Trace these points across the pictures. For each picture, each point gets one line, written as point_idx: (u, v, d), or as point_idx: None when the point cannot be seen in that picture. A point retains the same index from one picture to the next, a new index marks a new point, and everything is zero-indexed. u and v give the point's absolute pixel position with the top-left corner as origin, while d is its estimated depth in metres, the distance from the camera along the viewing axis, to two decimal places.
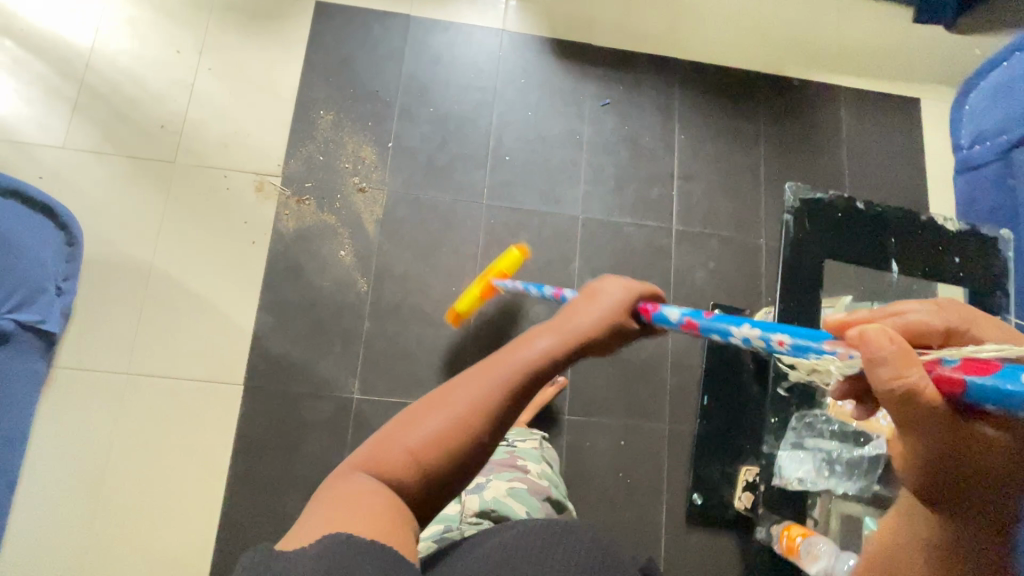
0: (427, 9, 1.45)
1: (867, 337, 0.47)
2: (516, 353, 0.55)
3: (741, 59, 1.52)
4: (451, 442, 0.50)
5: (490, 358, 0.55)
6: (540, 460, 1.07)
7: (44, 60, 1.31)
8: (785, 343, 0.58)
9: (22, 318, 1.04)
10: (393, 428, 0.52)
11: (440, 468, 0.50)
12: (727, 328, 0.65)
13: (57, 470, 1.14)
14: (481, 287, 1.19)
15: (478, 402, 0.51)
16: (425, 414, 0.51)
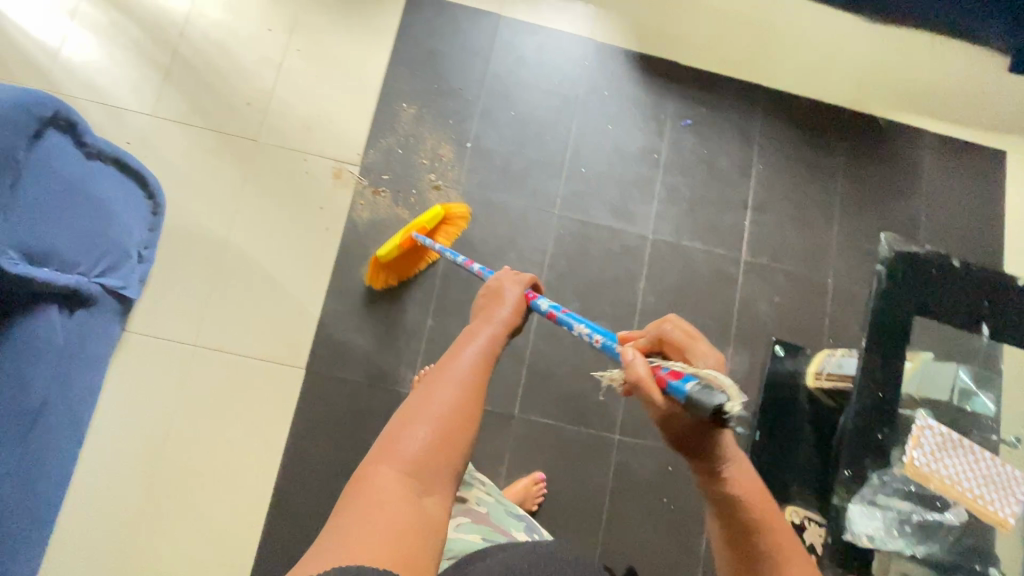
0: (518, 11, 1.44)
1: (624, 359, 0.66)
2: (471, 344, 0.63)
3: (828, 92, 1.49)
4: (459, 426, 0.56)
5: (454, 350, 0.61)
6: (474, 485, 1.05)
7: (140, 24, 1.32)
8: (598, 343, 0.80)
9: (106, 283, 1.07)
10: (394, 428, 0.55)
11: (454, 451, 0.55)
12: (573, 322, 0.84)
13: (121, 433, 1.17)
14: (401, 237, 1.21)
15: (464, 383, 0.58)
16: (424, 409, 0.56)
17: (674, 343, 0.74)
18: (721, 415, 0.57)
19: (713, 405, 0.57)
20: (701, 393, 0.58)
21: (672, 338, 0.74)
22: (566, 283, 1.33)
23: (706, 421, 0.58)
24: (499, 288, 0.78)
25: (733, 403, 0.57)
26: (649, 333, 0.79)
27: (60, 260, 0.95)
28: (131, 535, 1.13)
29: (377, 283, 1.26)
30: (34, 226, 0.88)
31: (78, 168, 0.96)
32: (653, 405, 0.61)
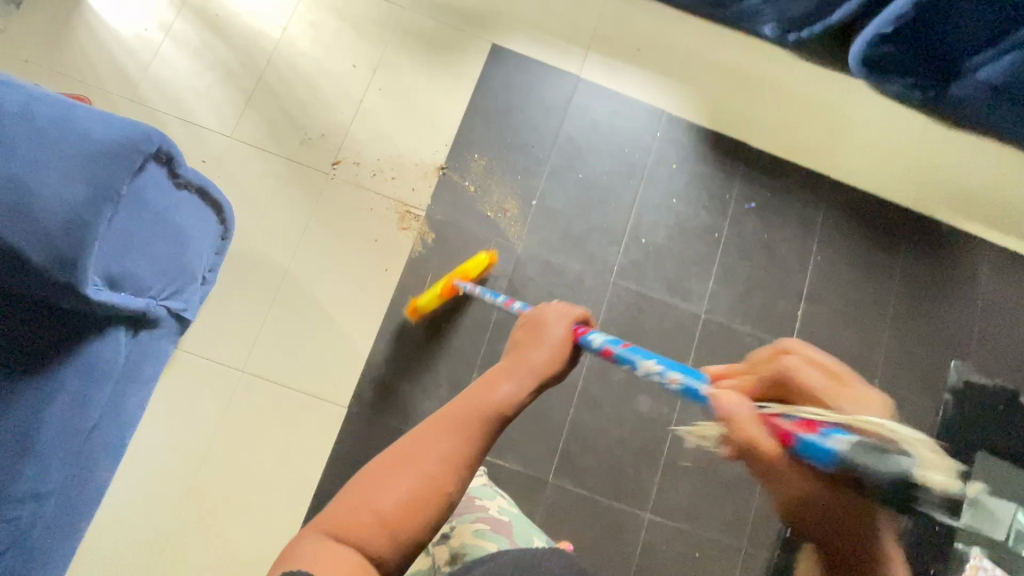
0: (596, 76, 1.45)
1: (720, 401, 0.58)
2: (481, 402, 0.62)
3: (893, 191, 1.49)
4: (425, 499, 0.55)
5: (461, 404, 0.62)
6: (496, 495, 0.99)
7: (231, 47, 1.34)
8: (677, 383, 0.68)
9: (172, 305, 1.08)
10: (369, 481, 0.56)
11: (419, 522, 0.55)
12: (638, 359, 0.74)
13: (159, 451, 1.17)
14: (442, 285, 1.23)
15: (454, 452, 0.58)
16: (405, 466, 0.56)
17: (799, 390, 0.60)
18: (908, 491, 0.47)
19: (903, 475, 0.47)
20: (879, 458, 0.48)
21: (804, 378, 0.60)
22: None
23: (870, 493, 0.48)
24: (541, 318, 0.75)
25: (921, 473, 0.47)
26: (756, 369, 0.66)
27: (139, 285, 0.96)
28: (153, 557, 1.12)
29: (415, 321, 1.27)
30: (122, 255, 0.90)
31: (170, 198, 0.98)
32: (772, 463, 0.52)
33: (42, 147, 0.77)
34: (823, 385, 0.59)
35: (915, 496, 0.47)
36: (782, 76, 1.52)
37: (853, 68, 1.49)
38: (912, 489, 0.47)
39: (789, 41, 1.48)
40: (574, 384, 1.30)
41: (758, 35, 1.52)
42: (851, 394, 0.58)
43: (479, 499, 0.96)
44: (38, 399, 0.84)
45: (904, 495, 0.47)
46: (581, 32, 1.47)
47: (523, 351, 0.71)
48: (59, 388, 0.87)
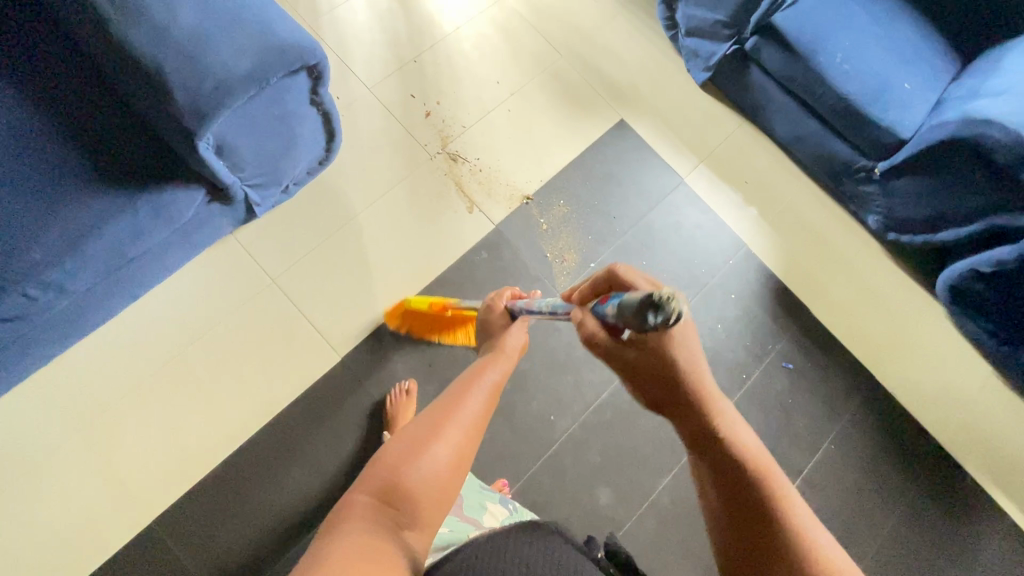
0: (698, 187, 1.53)
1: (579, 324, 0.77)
2: (472, 394, 0.84)
3: (933, 421, 1.44)
4: (450, 466, 0.75)
5: (453, 400, 0.84)
6: None
7: (408, 21, 1.50)
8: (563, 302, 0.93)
9: (250, 194, 1.15)
10: (395, 457, 0.74)
11: (441, 483, 0.73)
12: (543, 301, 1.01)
13: (167, 311, 1.22)
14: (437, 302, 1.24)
15: (466, 423, 0.80)
16: (430, 440, 0.75)
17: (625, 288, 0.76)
18: (652, 308, 0.61)
19: (643, 296, 0.62)
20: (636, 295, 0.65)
21: (629, 279, 0.76)
22: (599, 433, 1.31)
23: (634, 325, 0.65)
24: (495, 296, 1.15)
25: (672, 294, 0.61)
26: (596, 280, 0.82)
27: (235, 161, 1.05)
28: (111, 397, 1.16)
29: (392, 319, 1.29)
30: (237, 132, 1.00)
31: (300, 107, 1.08)
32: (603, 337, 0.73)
33: (231, 22, 0.92)
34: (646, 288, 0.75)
35: (655, 307, 0.60)
36: (867, 268, 1.54)
37: (937, 289, 1.49)
38: (656, 303, 0.60)
39: (889, 238, 1.51)
40: (549, 443, 1.29)
41: (861, 221, 1.56)
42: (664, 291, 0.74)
43: None
44: (108, 209, 0.95)
45: (648, 310, 0.61)
46: (703, 144, 1.56)
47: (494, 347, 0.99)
48: (130, 211, 0.97)
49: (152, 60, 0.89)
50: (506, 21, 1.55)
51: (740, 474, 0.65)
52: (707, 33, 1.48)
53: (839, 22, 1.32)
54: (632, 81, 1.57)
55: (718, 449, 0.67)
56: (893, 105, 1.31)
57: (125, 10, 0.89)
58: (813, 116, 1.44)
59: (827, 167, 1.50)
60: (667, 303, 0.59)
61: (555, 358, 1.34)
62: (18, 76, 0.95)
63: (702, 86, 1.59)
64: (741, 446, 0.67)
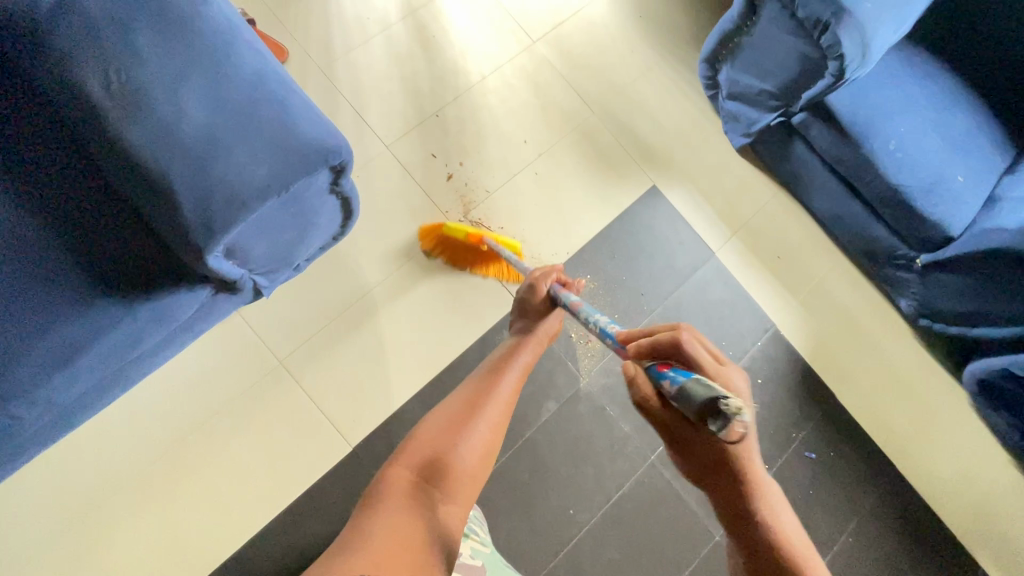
0: (730, 261, 1.46)
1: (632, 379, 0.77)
2: (501, 382, 0.88)
3: (954, 515, 1.42)
4: (483, 446, 0.79)
5: (485, 382, 0.88)
6: None
7: (430, 71, 1.38)
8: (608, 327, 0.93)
9: (258, 279, 1.03)
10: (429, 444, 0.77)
11: (475, 461, 0.77)
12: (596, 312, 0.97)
13: (167, 395, 1.14)
14: (475, 232, 1.22)
15: (495, 411, 0.83)
16: (466, 425, 0.80)
17: (688, 360, 0.71)
18: (715, 415, 0.62)
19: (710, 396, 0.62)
20: (706, 386, 0.63)
21: (692, 352, 0.71)
22: (618, 527, 1.27)
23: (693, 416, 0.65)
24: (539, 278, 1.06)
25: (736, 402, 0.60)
26: (660, 340, 0.75)
27: (244, 255, 0.93)
28: (104, 492, 1.08)
29: (427, 240, 1.28)
30: (250, 231, 0.88)
31: (318, 196, 0.96)
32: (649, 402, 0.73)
33: (248, 122, 0.81)
34: (704, 357, 0.71)
35: (716, 417, 0.61)
36: (895, 351, 1.49)
37: (966, 380, 1.44)
38: (721, 411, 0.61)
39: (921, 323, 1.46)
40: (567, 539, 1.24)
41: (893, 301, 1.51)
42: (727, 374, 0.70)
43: None
44: (106, 319, 0.85)
45: (709, 414, 0.62)
46: (736, 215, 1.48)
47: (526, 328, 1.01)
48: (130, 318, 0.87)
49: (158, 162, 0.78)
50: (536, 72, 1.44)
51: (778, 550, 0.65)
52: (750, 100, 1.39)
53: (895, 107, 1.24)
54: (666, 142, 1.48)
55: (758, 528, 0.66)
56: (944, 200, 1.23)
57: (128, 103, 0.78)
58: (856, 198, 1.37)
59: (864, 248, 1.44)
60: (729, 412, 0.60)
61: (576, 449, 1.28)
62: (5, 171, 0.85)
63: (739, 150, 1.51)
64: (782, 525, 0.67)
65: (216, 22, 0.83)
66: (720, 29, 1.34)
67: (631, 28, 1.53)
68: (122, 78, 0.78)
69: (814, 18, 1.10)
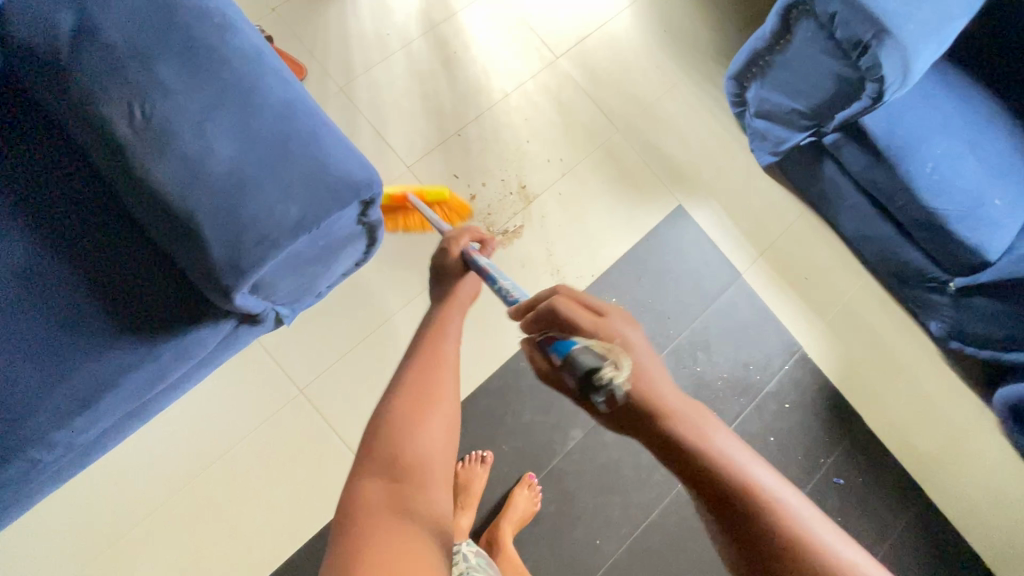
0: (755, 282, 1.42)
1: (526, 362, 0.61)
2: (441, 333, 0.75)
3: (984, 542, 1.38)
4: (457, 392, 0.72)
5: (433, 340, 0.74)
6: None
7: (452, 89, 1.35)
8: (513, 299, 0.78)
9: (280, 309, 0.99)
10: (394, 432, 0.65)
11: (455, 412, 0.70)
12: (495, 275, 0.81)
13: (185, 424, 1.11)
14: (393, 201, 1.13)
15: (453, 376, 0.72)
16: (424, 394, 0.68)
17: (567, 325, 0.57)
18: (594, 387, 0.53)
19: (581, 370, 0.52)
20: (583, 354, 0.53)
21: (569, 315, 0.57)
22: (646, 559, 1.23)
23: (575, 390, 0.54)
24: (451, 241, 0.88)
25: (607, 368, 0.52)
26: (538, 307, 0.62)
27: (267, 289, 0.89)
28: (121, 528, 1.05)
29: None
30: (277, 266, 0.84)
31: (345, 229, 0.92)
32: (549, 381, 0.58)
33: (278, 157, 0.78)
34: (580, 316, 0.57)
35: (596, 389, 0.53)
36: (926, 374, 1.46)
37: (995, 404, 1.41)
38: (597, 384, 0.52)
39: (951, 346, 1.43)
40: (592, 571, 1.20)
41: (922, 323, 1.48)
42: (610, 327, 0.56)
43: None
44: (127, 361, 0.81)
45: (589, 389, 0.53)
46: (761, 235, 1.45)
47: (442, 295, 0.83)
48: (153, 359, 0.83)
49: (183, 200, 0.74)
50: (559, 89, 1.41)
51: (707, 470, 0.49)
52: (780, 119, 1.36)
53: (932, 129, 1.21)
54: (692, 161, 1.45)
55: (676, 446, 0.50)
56: (982, 223, 1.19)
57: (152, 138, 0.75)
58: (888, 220, 1.34)
59: (895, 270, 1.41)
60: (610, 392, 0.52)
61: (601, 478, 1.25)
62: (29, 208, 0.82)
63: (765, 168, 1.49)
64: (720, 452, 0.50)
65: (245, 52, 0.80)
66: (750, 47, 1.30)
67: (655, 43, 1.50)
68: (147, 112, 0.75)
69: (853, 39, 1.07)
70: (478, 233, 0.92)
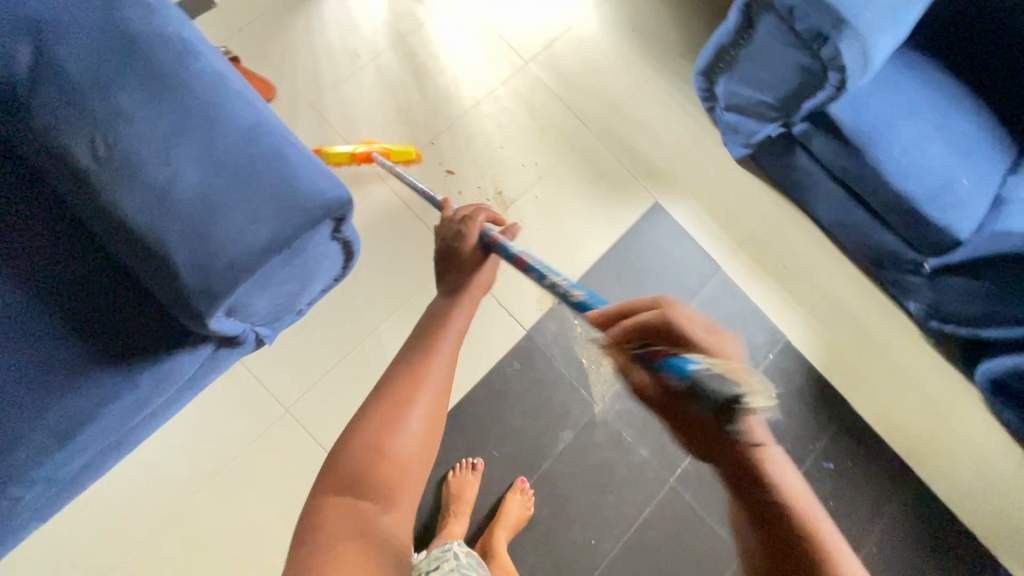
0: (736, 274, 1.44)
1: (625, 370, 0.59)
2: (440, 334, 0.76)
3: (973, 517, 1.40)
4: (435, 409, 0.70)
5: (423, 352, 0.73)
6: None
7: (423, 99, 1.36)
8: (580, 297, 0.74)
9: (260, 330, 0.99)
10: (360, 445, 0.65)
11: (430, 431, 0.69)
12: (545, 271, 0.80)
13: (172, 451, 1.10)
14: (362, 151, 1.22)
15: (435, 391, 0.71)
16: (401, 411, 0.67)
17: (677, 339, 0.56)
18: (722, 410, 0.54)
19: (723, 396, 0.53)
20: (714, 377, 0.54)
21: (679, 328, 0.56)
22: (642, 555, 1.24)
23: (715, 415, 0.55)
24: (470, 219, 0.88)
25: (737, 392, 0.53)
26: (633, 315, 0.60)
27: (244, 311, 0.89)
28: (111, 561, 1.04)
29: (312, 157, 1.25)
30: (252, 287, 0.84)
31: (320, 246, 0.92)
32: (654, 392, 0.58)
33: (246, 179, 0.78)
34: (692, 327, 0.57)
35: (736, 412, 0.54)
36: (907, 355, 1.48)
37: (977, 380, 1.43)
38: (737, 408, 0.54)
39: (930, 326, 1.45)
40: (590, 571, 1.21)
41: (901, 304, 1.50)
42: (718, 337, 0.57)
43: None
44: (105, 392, 0.81)
45: (714, 410, 0.55)
46: (739, 227, 1.47)
47: (455, 287, 0.84)
48: (132, 389, 0.83)
49: (150, 228, 0.74)
50: (530, 93, 1.42)
51: (785, 511, 0.54)
52: (750, 112, 1.37)
53: (897, 114, 1.22)
54: (666, 157, 1.46)
55: (757, 477, 0.55)
56: (952, 204, 1.21)
57: (117, 168, 0.74)
58: (861, 206, 1.36)
59: (872, 254, 1.43)
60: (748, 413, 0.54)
61: (594, 478, 1.26)
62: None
63: (739, 160, 1.50)
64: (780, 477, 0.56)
65: (207, 77, 0.80)
66: (715, 43, 1.31)
67: (623, 42, 1.51)
68: (110, 140, 0.74)
69: (814, 30, 1.09)
70: (491, 215, 0.91)
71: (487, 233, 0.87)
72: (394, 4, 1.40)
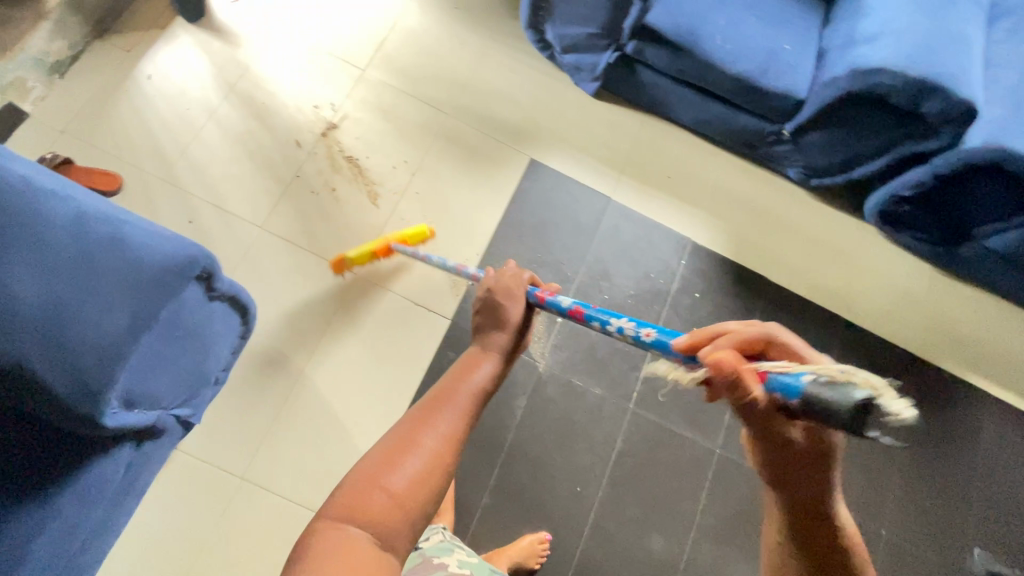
0: (627, 199, 1.50)
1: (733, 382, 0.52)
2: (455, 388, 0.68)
3: (906, 337, 1.50)
4: (443, 452, 0.61)
5: (449, 388, 0.68)
6: (451, 548, 0.95)
7: (274, 138, 1.35)
8: (650, 337, 0.71)
9: (178, 412, 0.98)
10: (361, 476, 0.57)
11: (439, 474, 0.60)
12: (606, 318, 0.79)
13: (140, 560, 1.08)
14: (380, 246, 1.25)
15: (448, 428, 0.63)
16: (408, 441, 0.61)
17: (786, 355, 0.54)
18: (866, 424, 0.44)
19: (862, 402, 0.43)
20: (832, 387, 0.45)
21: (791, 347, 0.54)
22: (626, 482, 1.29)
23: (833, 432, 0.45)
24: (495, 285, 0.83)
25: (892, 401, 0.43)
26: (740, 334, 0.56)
27: (150, 399, 0.88)
28: None
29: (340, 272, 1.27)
30: (143, 371, 0.84)
31: (202, 310, 0.94)
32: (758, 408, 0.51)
33: (89, 269, 0.76)
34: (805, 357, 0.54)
35: (873, 423, 0.44)
36: (803, 216, 1.58)
37: (868, 216, 1.55)
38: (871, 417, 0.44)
39: (813, 185, 1.54)
40: (584, 516, 1.25)
41: (783, 174, 1.59)
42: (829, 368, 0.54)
43: (436, 557, 0.91)
44: (29, 527, 0.77)
45: (859, 427, 0.44)
46: (617, 156, 1.53)
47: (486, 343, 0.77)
48: (53, 514, 0.79)
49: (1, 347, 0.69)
50: (377, 98, 1.43)
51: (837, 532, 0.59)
52: (585, 47, 1.42)
53: (707, 7, 1.30)
54: (527, 114, 1.50)
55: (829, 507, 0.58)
56: (783, 70, 1.30)
57: None
58: (712, 99, 1.43)
59: (739, 138, 1.50)
60: (890, 425, 0.44)
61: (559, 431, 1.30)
62: None
63: (596, 95, 1.55)
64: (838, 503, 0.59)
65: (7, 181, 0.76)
66: None
67: (451, 22, 1.54)
68: None
69: None
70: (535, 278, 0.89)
71: (532, 292, 0.85)
72: (214, 57, 1.38)
